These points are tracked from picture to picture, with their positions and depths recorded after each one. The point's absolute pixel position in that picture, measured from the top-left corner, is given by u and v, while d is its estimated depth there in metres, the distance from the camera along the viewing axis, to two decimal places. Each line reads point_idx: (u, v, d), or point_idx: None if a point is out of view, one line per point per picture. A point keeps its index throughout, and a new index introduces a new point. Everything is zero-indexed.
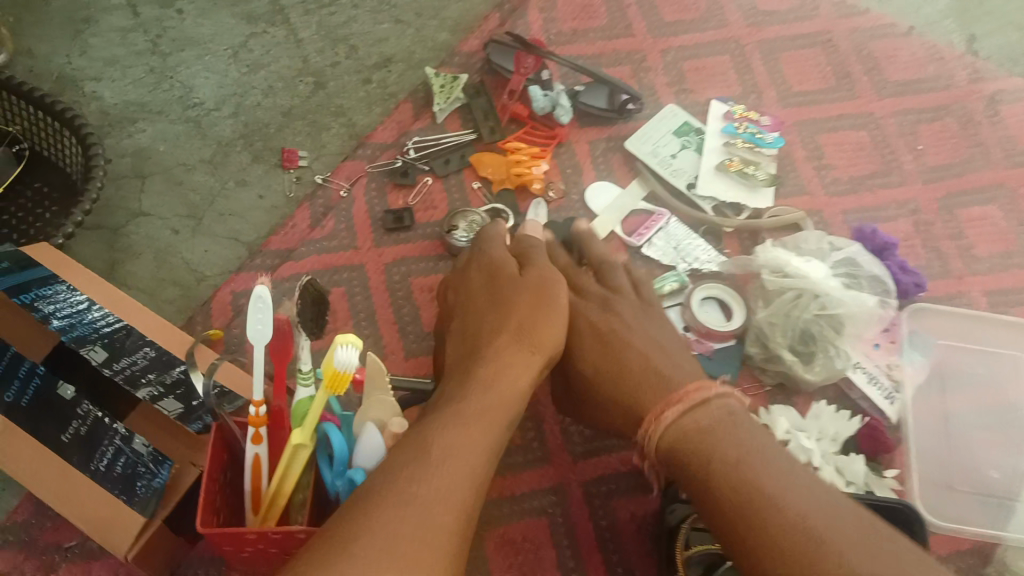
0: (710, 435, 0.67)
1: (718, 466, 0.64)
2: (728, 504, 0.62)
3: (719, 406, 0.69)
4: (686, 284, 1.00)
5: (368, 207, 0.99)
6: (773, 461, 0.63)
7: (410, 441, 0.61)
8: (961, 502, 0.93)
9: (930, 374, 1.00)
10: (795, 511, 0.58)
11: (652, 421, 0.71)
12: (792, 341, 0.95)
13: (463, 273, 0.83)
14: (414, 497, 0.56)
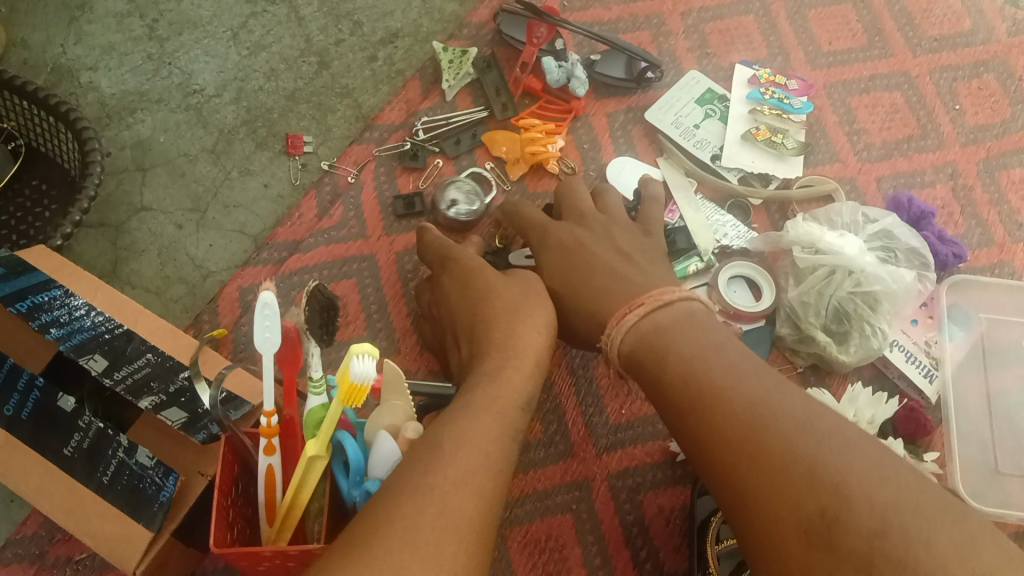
0: (669, 336, 0.66)
1: (674, 365, 0.63)
2: (684, 403, 0.61)
3: (681, 309, 0.68)
4: (712, 263, 0.94)
5: (377, 192, 0.95)
6: (728, 352, 0.62)
7: (429, 435, 0.58)
8: (1010, 487, 0.86)
9: (973, 351, 0.92)
10: (747, 401, 0.57)
11: (616, 323, 0.70)
12: (826, 320, 0.89)
13: (443, 267, 0.80)
14: (428, 481, 0.53)
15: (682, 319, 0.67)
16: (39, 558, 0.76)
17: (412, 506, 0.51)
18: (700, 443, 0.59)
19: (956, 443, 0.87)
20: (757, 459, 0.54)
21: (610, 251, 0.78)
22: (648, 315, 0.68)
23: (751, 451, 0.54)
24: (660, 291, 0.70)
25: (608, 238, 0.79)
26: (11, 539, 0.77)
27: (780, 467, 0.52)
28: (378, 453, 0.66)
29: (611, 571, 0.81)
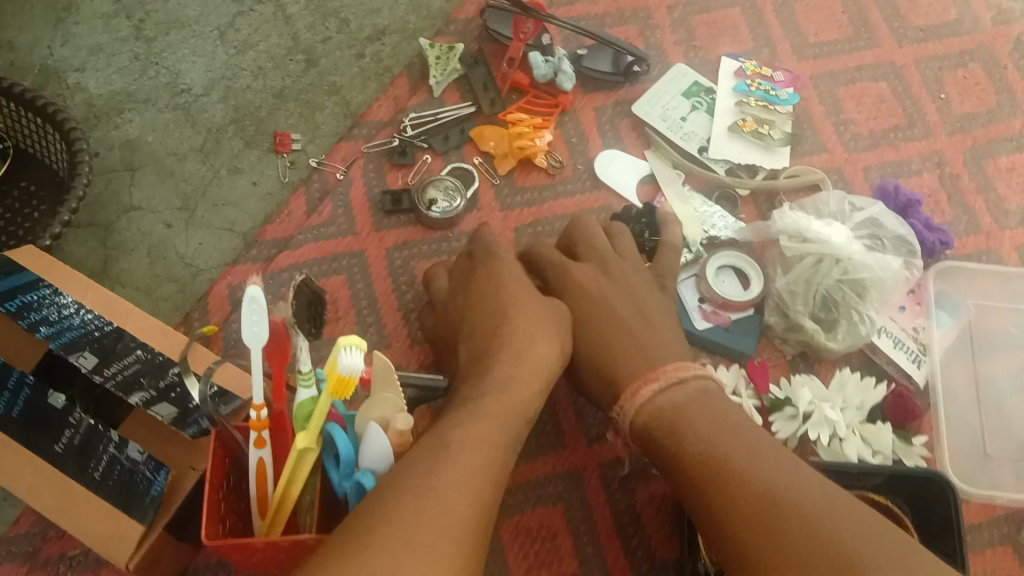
0: (685, 413, 0.67)
1: (691, 444, 0.64)
2: (701, 483, 0.62)
3: (696, 387, 0.69)
4: (700, 254, 0.95)
5: (366, 188, 0.95)
6: (745, 435, 0.63)
7: (430, 436, 0.59)
8: (998, 470, 0.86)
9: (960, 338, 0.92)
10: (767, 486, 0.58)
11: (631, 397, 0.71)
12: (814, 308, 0.90)
13: (467, 277, 0.80)
14: (425, 482, 0.53)
15: (698, 395, 0.68)
16: (31, 556, 0.76)
17: (411, 504, 0.51)
18: (721, 528, 0.59)
19: (943, 428, 0.87)
20: (779, 542, 0.55)
21: (635, 307, 0.78)
22: (664, 390, 0.70)
23: (773, 534, 0.55)
24: (675, 367, 0.71)
25: (632, 289, 0.80)
26: (3, 537, 0.77)
27: (802, 552, 0.53)
28: (369, 445, 0.66)
29: (603, 560, 0.82)
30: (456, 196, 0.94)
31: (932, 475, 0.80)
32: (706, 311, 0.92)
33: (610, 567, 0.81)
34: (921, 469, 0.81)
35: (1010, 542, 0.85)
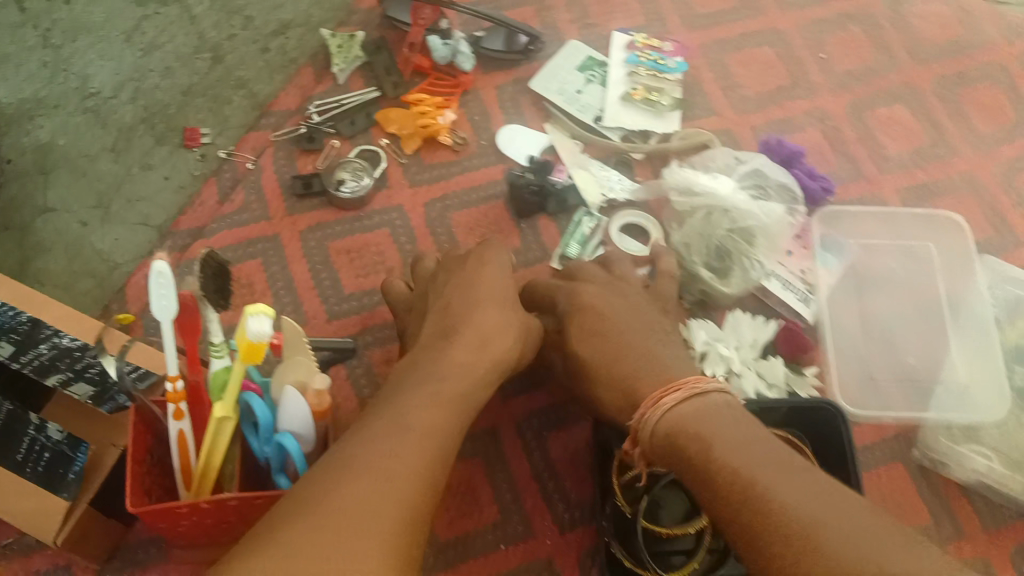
0: (710, 426, 0.62)
1: (706, 455, 0.59)
2: (714, 496, 0.57)
3: (715, 403, 0.65)
4: (600, 224, 0.99)
5: (277, 175, 0.99)
6: (766, 449, 0.58)
7: (388, 411, 0.60)
8: (883, 391, 0.95)
9: (846, 276, 1.00)
10: (781, 502, 0.53)
11: (654, 406, 0.67)
12: (708, 258, 0.95)
13: (457, 265, 0.83)
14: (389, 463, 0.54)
15: (718, 409, 0.63)
16: None
17: (348, 483, 0.52)
18: (747, 540, 0.53)
19: (832, 359, 0.94)
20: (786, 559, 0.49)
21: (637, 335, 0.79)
22: (684, 402, 0.65)
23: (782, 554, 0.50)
24: (697, 381, 0.67)
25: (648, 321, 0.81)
26: None
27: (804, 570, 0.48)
28: (287, 408, 0.69)
29: (522, 506, 0.87)
30: (364, 176, 0.97)
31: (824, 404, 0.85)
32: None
33: (529, 511, 0.87)
34: (811, 398, 0.85)
35: (901, 458, 0.91)
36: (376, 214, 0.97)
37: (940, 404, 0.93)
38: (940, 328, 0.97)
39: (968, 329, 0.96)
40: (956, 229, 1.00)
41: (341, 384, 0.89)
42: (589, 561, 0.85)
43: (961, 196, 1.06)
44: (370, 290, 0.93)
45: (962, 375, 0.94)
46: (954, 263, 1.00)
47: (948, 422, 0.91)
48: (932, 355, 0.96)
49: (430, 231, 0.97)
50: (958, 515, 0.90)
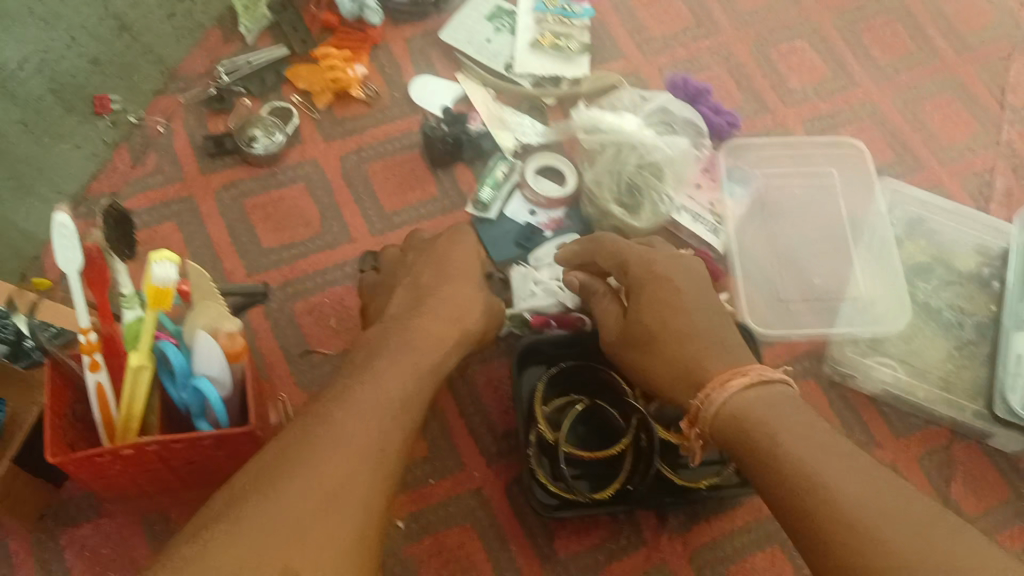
0: (774, 416, 0.59)
1: (772, 448, 0.56)
2: (783, 494, 0.54)
3: (780, 394, 0.61)
4: (514, 166, 1.00)
5: (188, 136, 1.01)
6: (834, 452, 0.54)
7: (340, 407, 0.62)
8: (796, 311, 0.98)
9: (752, 205, 1.03)
10: (858, 505, 0.50)
11: (713, 389, 0.63)
12: (619, 194, 0.97)
13: (425, 245, 0.87)
14: (324, 475, 0.57)
15: (779, 402, 0.60)
16: None
17: (279, 489, 0.55)
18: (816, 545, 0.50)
19: (742, 284, 0.98)
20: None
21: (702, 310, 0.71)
22: (746, 387, 0.62)
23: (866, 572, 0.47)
24: (758, 368, 0.63)
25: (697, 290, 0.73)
26: None
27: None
28: (199, 355, 0.70)
29: (450, 440, 0.90)
30: (275, 132, 0.98)
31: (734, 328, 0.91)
32: (544, 222, 0.99)
33: (458, 447, 0.89)
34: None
35: (812, 374, 0.96)
36: (290, 169, 0.98)
37: (846, 319, 0.97)
38: (846, 248, 1.01)
39: (871, 247, 1.00)
40: (855, 153, 1.06)
41: (266, 335, 0.91)
42: (516, 490, 0.87)
43: (860, 123, 1.10)
44: (288, 243, 0.95)
45: (866, 290, 0.98)
46: (855, 187, 1.05)
47: (855, 336, 0.96)
48: (839, 275, 1.00)
49: (348, 184, 0.98)
50: (868, 424, 0.94)
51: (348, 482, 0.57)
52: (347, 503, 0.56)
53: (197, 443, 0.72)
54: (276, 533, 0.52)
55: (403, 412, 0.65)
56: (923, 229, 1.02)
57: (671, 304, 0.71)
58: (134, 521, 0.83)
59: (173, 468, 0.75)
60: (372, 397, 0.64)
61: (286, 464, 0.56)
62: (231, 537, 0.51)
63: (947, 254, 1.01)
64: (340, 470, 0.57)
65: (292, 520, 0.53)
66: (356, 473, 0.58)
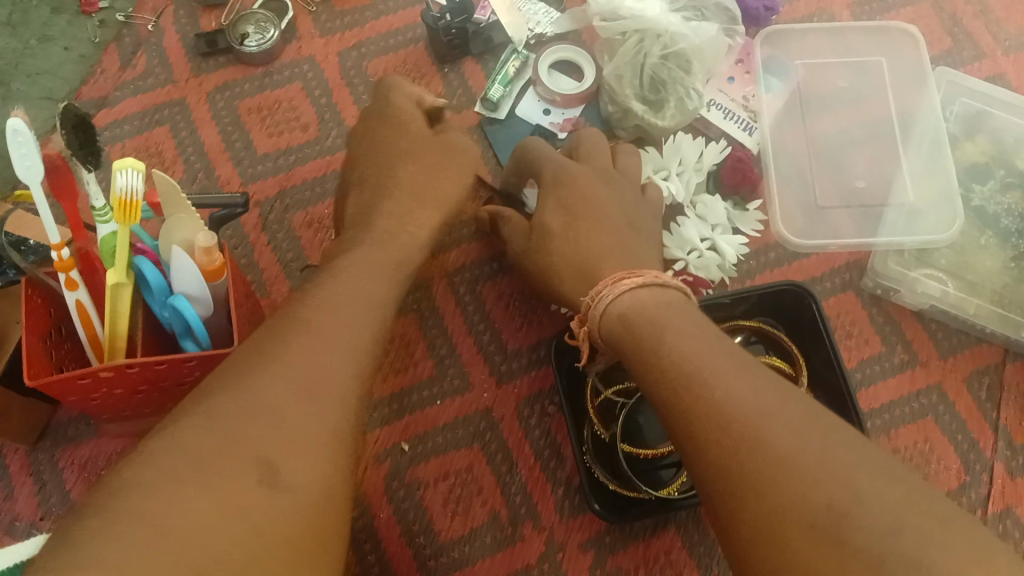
0: (665, 317, 0.59)
1: (665, 346, 0.56)
2: (670, 402, 0.53)
3: (672, 301, 0.61)
4: (529, 61, 0.94)
5: (179, 34, 0.94)
6: (714, 344, 0.55)
7: (289, 321, 0.56)
8: (834, 217, 0.90)
9: (792, 100, 0.94)
10: (720, 374, 0.51)
11: (605, 287, 0.64)
12: (641, 89, 0.89)
13: (390, 123, 0.78)
14: (269, 395, 0.50)
15: (669, 305, 0.60)
16: None
17: (212, 400, 0.49)
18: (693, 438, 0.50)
19: (775, 187, 0.90)
20: (748, 494, 0.45)
21: (618, 214, 0.75)
22: (636, 288, 0.62)
23: (748, 489, 0.46)
24: (656, 273, 0.64)
25: (615, 200, 0.77)
26: None
27: (765, 505, 0.44)
28: (178, 271, 0.64)
29: (458, 360, 0.84)
30: (269, 28, 0.93)
31: (792, 287, 0.81)
32: (559, 122, 0.92)
33: (466, 367, 0.84)
34: (775, 283, 0.82)
35: (852, 289, 0.88)
36: (286, 68, 0.93)
37: (891, 227, 0.89)
38: (894, 147, 0.92)
39: (921, 145, 0.92)
40: (906, 38, 0.95)
41: (263, 249, 0.85)
42: (528, 411, 0.82)
43: (917, 6, 0.99)
44: (285, 148, 0.89)
45: (914, 195, 0.89)
46: (906, 80, 0.95)
47: (898, 245, 0.87)
48: (884, 176, 0.91)
49: (346, 83, 0.92)
50: (913, 342, 0.86)
51: (300, 399, 0.51)
52: (325, 407, 0.51)
53: (181, 365, 0.67)
54: (254, 424, 0.48)
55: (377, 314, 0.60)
56: (981, 124, 0.92)
57: (583, 208, 0.74)
58: (131, 441, 0.80)
59: (160, 389, 0.71)
60: (346, 302, 0.59)
61: (261, 360, 0.52)
62: (206, 425, 0.47)
63: (1008, 152, 0.91)
64: (315, 367, 0.53)
65: (269, 417, 0.49)
66: (340, 376, 0.54)
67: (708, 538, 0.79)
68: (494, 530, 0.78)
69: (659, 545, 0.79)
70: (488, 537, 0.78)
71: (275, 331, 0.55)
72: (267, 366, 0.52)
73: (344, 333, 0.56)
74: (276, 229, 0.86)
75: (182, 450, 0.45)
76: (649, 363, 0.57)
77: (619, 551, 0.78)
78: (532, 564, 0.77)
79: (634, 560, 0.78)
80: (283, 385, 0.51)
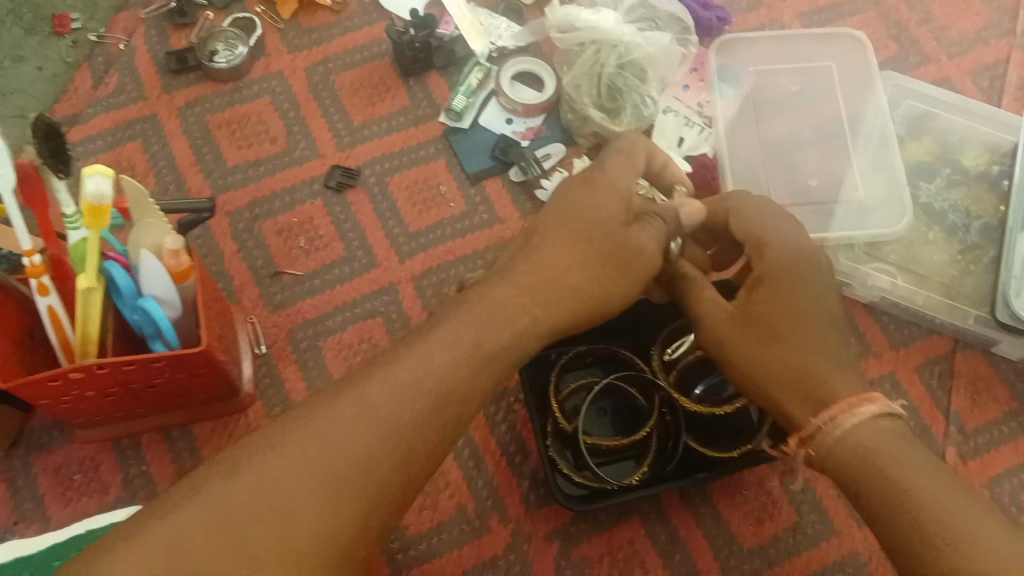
0: (897, 462, 0.53)
1: (905, 500, 0.51)
2: (907, 545, 0.50)
3: (898, 434, 0.55)
4: (490, 73, 0.97)
5: (150, 53, 0.97)
6: (970, 505, 0.50)
7: (343, 396, 0.54)
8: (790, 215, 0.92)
9: (744, 106, 0.98)
10: (986, 550, 0.47)
11: (840, 413, 0.56)
12: (599, 98, 0.92)
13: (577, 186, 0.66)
14: (287, 492, 0.49)
15: (898, 445, 0.54)
16: None
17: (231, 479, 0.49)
18: None
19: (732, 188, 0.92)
20: None
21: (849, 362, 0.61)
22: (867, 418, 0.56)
23: None
24: (886, 399, 0.57)
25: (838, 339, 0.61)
26: None
27: None
28: (145, 275, 0.66)
29: None
30: (238, 45, 0.96)
31: None
32: (521, 131, 0.96)
33: None
34: None
35: None
36: (254, 83, 0.95)
37: (842, 223, 0.91)
38: (846, 149, 0.95)
39: (870, 146, 0.94)
40: (853, 44, 0.99)
41: (232, 257, 0.88)
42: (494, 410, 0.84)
43: (863, 14, 1.03)
44: (253, 160, 0.92)
45: (865, 193, 0.92)
46: (855, 84, 0.98)
47: (849, 240, 0.90)
48: (834, 176, 0.94)
49: (313, 96, 0.95)
50: (867, 335, 0.89)
51: (320, 502, 0.49)
52: (348, 502, 0.50)
53: (149, 364, 0.69)
54: (253, 520, 0.48)
55: (437, 406, 0.55)
56: (927, 125, 0.96)
57: (819, 333, 0.61)
58: (104, 447, 0.82)
59: (131, 391, 0.73)
60: (408, 378, 0.55)
61: (293, 433, 0.51)
62: (210, 516, 0.47)
63: (952, 152, 0.95)
64: (347, 449, 0.51)
65: (281, 499, 0.49)
66: (376, 463, 0.52)
67: (671, 528, 0.82)
68: (461, 523, 0.80)
69: (624, 534, 0.81)
70: (455, 530, 0.80)
71: (326, 397, 0.54)
72: (302, 431, 0.52)
73: (397, 419, 0.53)
74: (248, 238, 0.89)
75: (178, 543, 0.46)
76: (885, 510, 0.52)
77: (584, 541, 0.81)
78: (498, 556, 0.79)
79: (599, 549, 0.81)
80: (306, 453, 0.51)
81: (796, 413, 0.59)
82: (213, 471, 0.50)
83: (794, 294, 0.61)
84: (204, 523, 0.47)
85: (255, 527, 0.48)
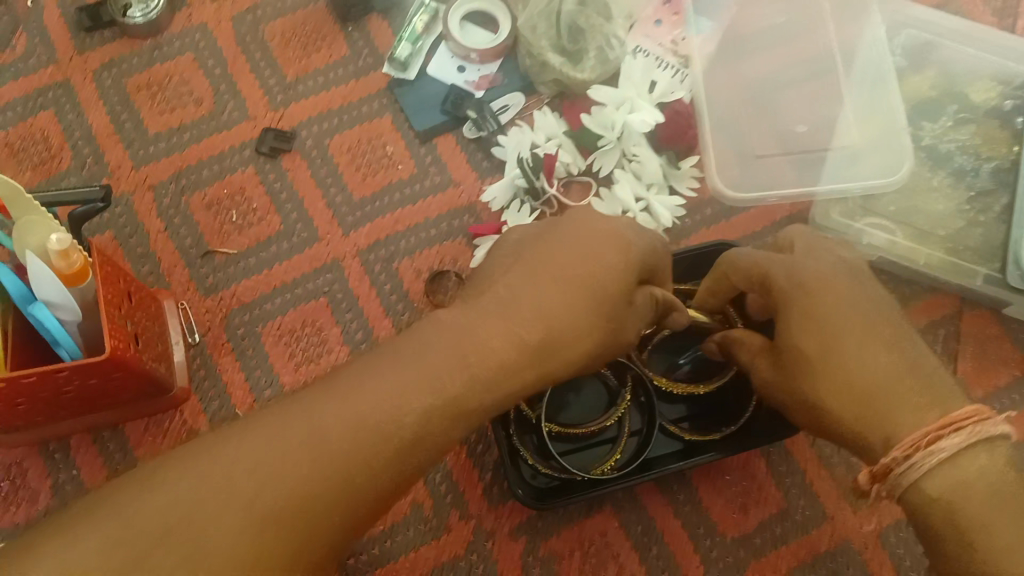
0: (998, 520, 0.43)
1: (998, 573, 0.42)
2: None
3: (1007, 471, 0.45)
4: (436, 16, 0.87)
5: (60, 9, 0.87)
6: None
7: (300, 404, 0.43)
8: (773, 166, 0.84)
9: (724, 42, 0.87)
10: None
11: (919, 451, 0.46)
12: (557, 39, 0.83)
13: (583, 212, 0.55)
14: (205, 510, 0.39)
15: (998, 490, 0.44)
16: None
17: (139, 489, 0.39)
18: None
19: (709, 135, 0.82)
20: None
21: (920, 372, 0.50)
22: (965, 454, 0.45)
23: None
24: (986, 416, 0.46)
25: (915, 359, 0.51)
26: None
27: None
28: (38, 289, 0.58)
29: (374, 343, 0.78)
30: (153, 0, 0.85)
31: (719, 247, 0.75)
32: (474, 80, 0.85)
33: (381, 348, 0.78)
34: (709, 243, 0.76)
35: None
36: (176, 39, 0.86)
37: (832, 174, 0.82)
38: (836, 85, 0.85)
39: (865, 83, 0.84)
40: None
41: (158, 237, 0.80)
42: None
43: None
44: (177, 127, 0.83)
45: (856, 135, 0.82)
46: (847, 10, 0.87)
47: (840, 194, 0.80)
48: (825, 120, 0.84)
49: (241, 50, 0.86)
50: None
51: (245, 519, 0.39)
52: (280, 524, 0.40)
53: (53, 375, 0.62)
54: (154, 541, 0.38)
55: (397, 454, 0.43)
56: (930, 57, 0.85)
57: (892, 350, 0.51)
58: (32, 450, 0.74)
59: (44, 402, 0.66)
60: (378, 390, 0.44)
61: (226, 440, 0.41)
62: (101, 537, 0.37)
63: (959, 84, 0.84)
64: (287, 461, 0.41)
65: (197, 518, 0.39)
66: (326, 477, 0.41)
67: (646, 518, 0.75)
68: (417, 523, 0.74)
69: (595, 526, 0.75)
70: (412, 531, 0.74)
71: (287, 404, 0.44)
72: (231, 441, 0.41)
73: (355, 433, 0.42)
74: (176, 215, 0.81)
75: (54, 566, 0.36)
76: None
77: (552, 536, 0.74)
78: (459, 556, 0.73)
79: (568, 544, 0.74)
80: (227, 470, 0.40)
81: (875, 445, 0.49)
82: (125, 483, 0.40)
83: (854, 319, 0.52)
84: (98, 545, 0.37)
85: (159, 554, 0.37)
